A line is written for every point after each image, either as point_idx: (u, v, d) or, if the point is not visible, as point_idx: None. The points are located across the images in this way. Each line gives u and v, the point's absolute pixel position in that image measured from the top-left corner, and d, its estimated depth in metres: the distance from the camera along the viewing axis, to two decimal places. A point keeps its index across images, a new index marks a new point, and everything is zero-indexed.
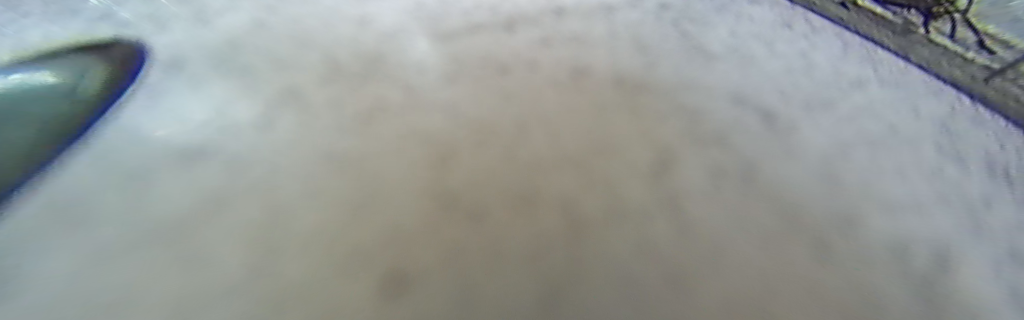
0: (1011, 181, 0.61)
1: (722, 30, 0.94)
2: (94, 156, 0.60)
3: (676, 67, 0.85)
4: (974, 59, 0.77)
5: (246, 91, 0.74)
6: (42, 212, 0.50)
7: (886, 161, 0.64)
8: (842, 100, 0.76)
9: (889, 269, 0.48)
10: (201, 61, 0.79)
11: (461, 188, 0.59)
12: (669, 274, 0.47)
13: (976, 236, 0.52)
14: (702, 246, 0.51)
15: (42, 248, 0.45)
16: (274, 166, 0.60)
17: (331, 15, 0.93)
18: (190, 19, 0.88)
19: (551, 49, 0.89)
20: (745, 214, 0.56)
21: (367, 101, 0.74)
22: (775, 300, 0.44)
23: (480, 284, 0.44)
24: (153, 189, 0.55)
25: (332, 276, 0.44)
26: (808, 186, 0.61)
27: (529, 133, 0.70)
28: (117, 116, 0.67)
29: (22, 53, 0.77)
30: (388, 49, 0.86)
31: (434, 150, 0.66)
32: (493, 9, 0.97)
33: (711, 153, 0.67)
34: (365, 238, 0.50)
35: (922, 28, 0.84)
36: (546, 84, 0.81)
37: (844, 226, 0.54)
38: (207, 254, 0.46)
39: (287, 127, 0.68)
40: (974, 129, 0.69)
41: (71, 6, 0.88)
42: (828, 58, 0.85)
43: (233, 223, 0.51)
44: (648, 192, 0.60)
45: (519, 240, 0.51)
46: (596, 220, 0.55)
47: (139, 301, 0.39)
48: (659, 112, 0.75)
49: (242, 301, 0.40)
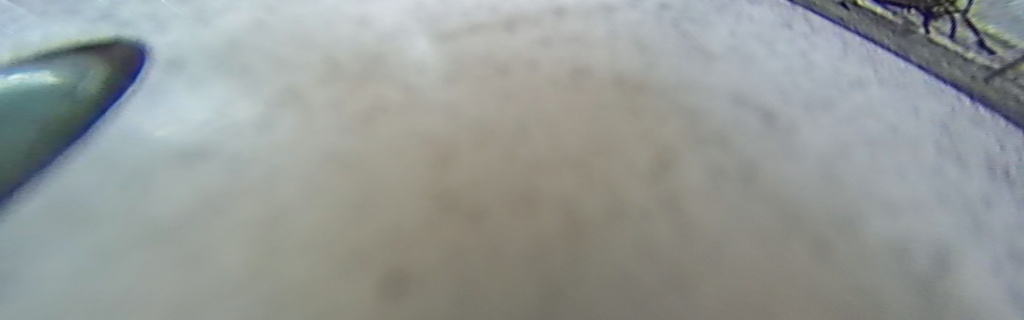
0: (1012, 182, 0.61)
1: (722, 31, 0.94)
2: (94, 156, 0.59)
3: (676, 66, 0.85)
4: (974, 59, 0.77)
5: (246, 91, 0.74)
6: (43, 211, 0.50)
7: (886, 161, 0.64)
8: (842, 100, 0.76)
9: (890, 269, 0.48)
10: (201, 61, 0.80)
11: (461, 188, 0.59)
12: (670, 275, 0.47)
13: (976, 235, 0.52)
14: (703, 246, 0.51)
15: (41, 248, 0.44)
16: (274, 166, 0.60)
17: (331, 15, 0.93)
18: (190, 19, 0.88)
19: (551, 50, 0.89)
20: (745, 214, 0.56)
21: (367, 102, 0.74)
22: (775, 301, 0.44)
23: (480, 284, 0.44)
24: (153, 189, 0.55)
25: (332, 276, 0.44)
26: (808, 187, 0.61)
27: (529, 133, 0.70)
28: (117, 117, 0.67)
29: (23, 53, 0.77)
30: (388, 49, 0.86)
31: (434, 150, 0.65)
32: (493, 9, 0.97)
33: (711, 153, 0.67)
34: (366, 238, 0.50)
35: (922, 28, 0.84)
36: (546, 84, 0.81)
37: (845, 226, 0.54)
38: (206, 254, 0.46)
39: (288, 127, 0.68)
40: (975, 129, 0.69)
41: (72, 6, 0.89)
42: (828, 58, 0.85)
43: (232, 223, 0.51)
44: (648, 193, 0.60)
45: (519, 239, 0.51)
46: (596, 220, 0.55)
47: (140, 301, 0.39)
48: (659, 112, 0.75)
49: (241, 302, 0.40)
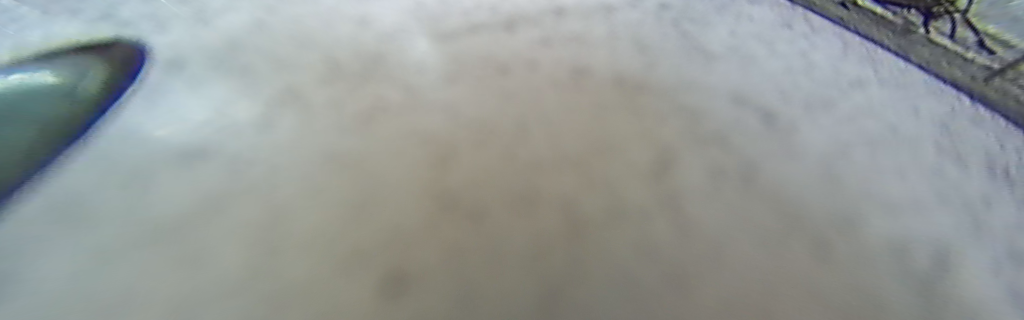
0: (1011, 181, 0.61)
1: (722, 31, 0.94)
2: (94, 157, 0.59)
3: (675, 66, 0.85)
4: (974, 59, 0.77)
5: (246, 91, 0.74)
6: (42, 211, 0.50)
7: (886, 161, 0.65)
8: (842, 100, 0.76)
9: (890, 269, 0.48)
10: (200, 61, 0.80)
11: (461, 188, 0.59)
12: (670, 275, 0.47)
13: (976, 236, 0.52)
14: (702, 245, 0.51)
15: (39, 248, 0.44)
16: (274, 166, 0.60)
17: (331, 15, 0.93)
18: (190, 20, 0.88)
19: (551, 50, 0.89)
20: (745, 214, 0.56)
21: (367, 101, 0.74)
22: (776, 301, 0.44)
23: (480, 284, 0.44)
24: (153, 190, 0.55)
25: (332, 276, 0.44)
26: (808, 187, 0.61)
27: (529, 134, 0.70)
28: (116, 117, 0.67)
29: (23, 53, 0.77)
30: (388, 49, 0.86)
31: (434, 150, 0.66)
32: (493, 9, 0.97)
33: (712, 153, 0.67)
34: (366, 238, 0.50)
35: (922, 28, 0.84)
36: (546, 84, 0.81)
37: (845, 226, 0.54)
38: (206, 254, 0.46)
39: (287, 127, 0.68)
40: (975, 129, 0.69)
41: (72, 6, 0.89)
42: (828, 58, 0.85)
43: (232, 224, 0.51)
44: (647, 193, 0.60)
45: (519, 240, 0.51)
46: (596, 221, 0.55)
47: (139, 301, 0.39)
48: (659, 112, 0.75)
49: (241, 302, 0.40)
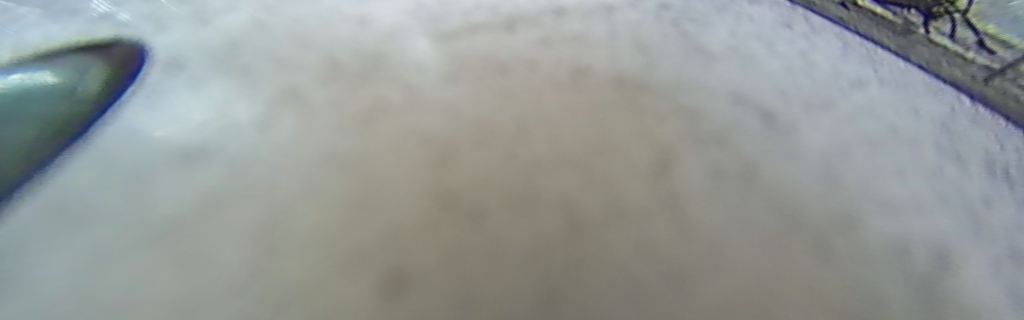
0: (1011, 181, 0.61)
1: (722, 31, 0.94)
2: (94, 157, 0.59)
3: (675, 66, 0.85)
4: (974, 59, 0.78)
5: (246, 90, 0.74)
6: (43, 211, 0.50)
7: (886, 161, 0.65)
8: (842, 100, 0.76)
9: (890, 268, 0.48)
10: (201, 61, 0.80)
11: (461, 188, 0.59)
12: (670, 274, 0.47)
13: (977, 235, 0.53)
14: (701, 244, 0.52)
15: (42, 248, 0.45)
16: (275, 166, 0.60)
17: (331, 15, 0.93)
18: (190, 20, 0.88)
19: (551, 50, 0.89)
20: (745, 214, 0.56)
21: (367, 102, 0.74)
22: (775, 300, 0.44)
23: (480, 284, 0.44)
24: (152, 190, 0.55)
25: (332, 275, 0.44)
26: (808, 187, 0.61)
27: (529, 134, 0.70)
28: (116, 115, 0.67)
29: (22, 53, 0.77)
30: (387, 49, 0.86)
31: (434, 150, 0.66)
32: (493, 9, 0.97)
33: (712, 152, 0.67)
34: (367, 238, 0.50)
35: (922, 28, 0.84)
36: (546, 84, 0.81)
37: (845, 226, 0.54)
38: (206, 254, 0.46)
39: (288, 128, 0.68)
40: (975, 129, 0.69)
41: (71, 6, 0.88)
42: (828, 58, 0.85)
43: (230, 224, 0.51)
44: (647, 192, 0.60)
45: (518, 240, 0.51)
46: (596, 220, 0.55)
47: (139, 301, 0.39)
48: (659, 112, 0.75)
49: (242, 302, 0.40)
